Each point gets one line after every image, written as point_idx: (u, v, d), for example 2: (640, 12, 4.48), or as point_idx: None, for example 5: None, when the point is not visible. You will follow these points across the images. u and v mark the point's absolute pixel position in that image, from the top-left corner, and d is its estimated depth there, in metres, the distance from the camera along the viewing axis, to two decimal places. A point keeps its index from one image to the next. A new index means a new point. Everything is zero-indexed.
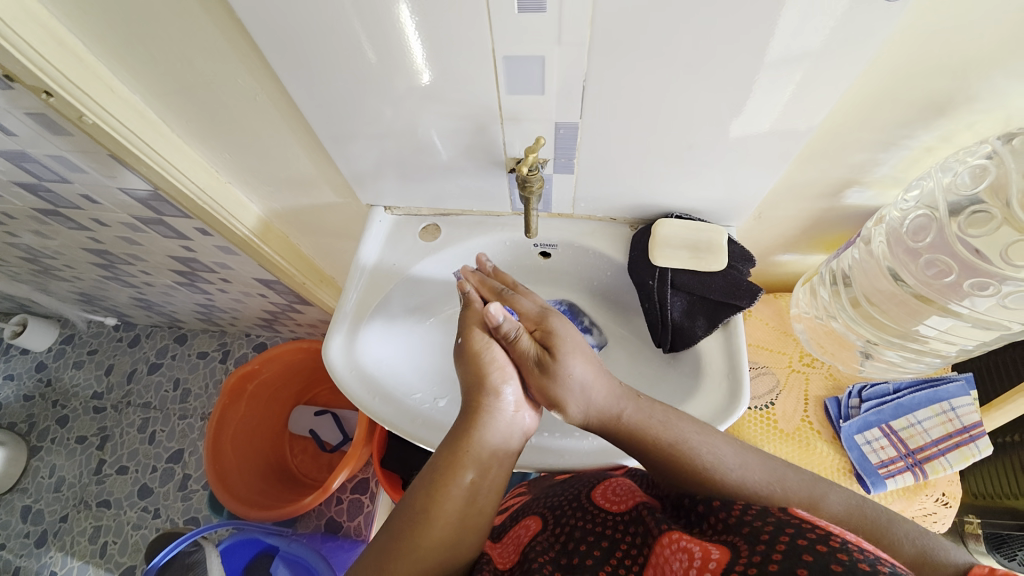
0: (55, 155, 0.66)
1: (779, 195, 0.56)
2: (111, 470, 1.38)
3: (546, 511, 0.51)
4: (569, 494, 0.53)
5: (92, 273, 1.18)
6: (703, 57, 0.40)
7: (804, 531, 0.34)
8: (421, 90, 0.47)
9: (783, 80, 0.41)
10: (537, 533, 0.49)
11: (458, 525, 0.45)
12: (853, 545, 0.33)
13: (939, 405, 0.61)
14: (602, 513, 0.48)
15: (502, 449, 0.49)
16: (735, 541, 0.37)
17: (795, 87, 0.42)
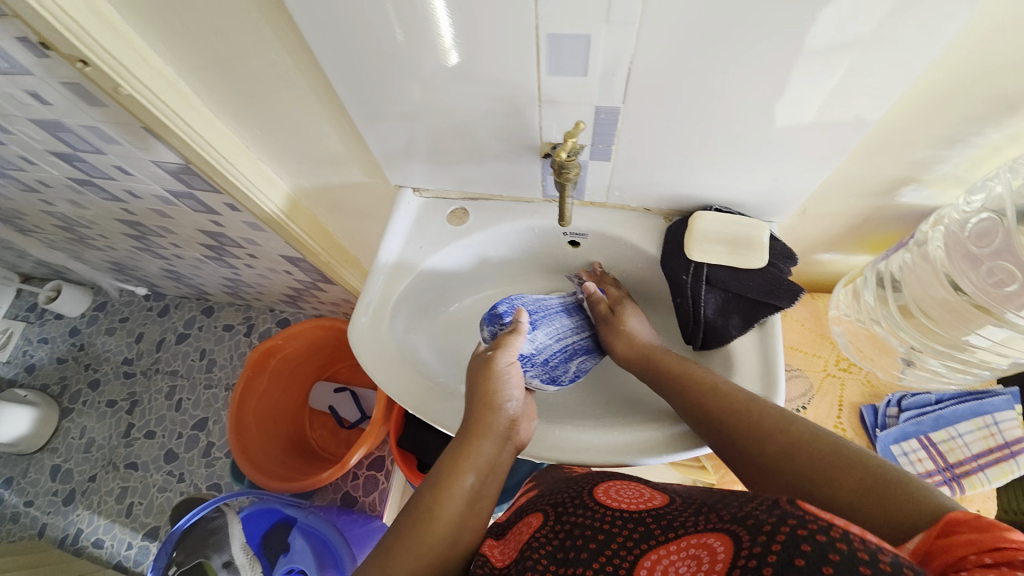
0: (90, 126, 0.66)
1: (828, 191, 0.53)
2: (139, 434, 1.44)
3: (549, 507, 0.50)
4: (571, 492, 0.51)
5: (125, 243, 1.21)
6: (759, 40, 0.37)
7: (804, 520, 0.33)
8: (457, 69, 0.45)
9: (846, 67, 0.38)
10: (537, 529, 0.47)
11: (459, 522, 0.47)
12: (855, 536, 0.31)
13: (982, 419, 0.58)
14: (601, 510, 0.46)
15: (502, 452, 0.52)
16: (737, 531, 0.36)
17: (856, 74, 0.38)
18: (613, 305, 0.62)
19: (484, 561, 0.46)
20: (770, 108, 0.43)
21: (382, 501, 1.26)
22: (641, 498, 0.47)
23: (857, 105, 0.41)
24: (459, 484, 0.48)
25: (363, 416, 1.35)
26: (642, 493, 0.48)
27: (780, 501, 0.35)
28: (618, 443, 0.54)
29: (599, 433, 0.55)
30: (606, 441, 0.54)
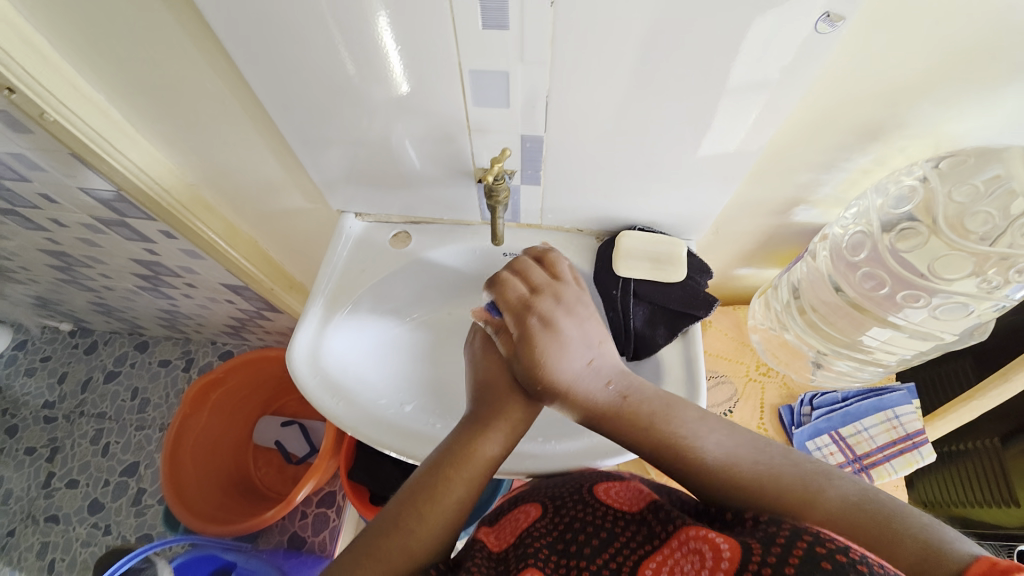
0: (13, 152, 0.64)
1: (736, 212, 0.59)
2: (59, 484, 1.31)
3: (547, 500, 0.52)
4: (569, 486, 0.52)
5: (48, 276, 1.14)
6: (660, 79, 0.43)
7: (821, 539, 0.35)
8: (394, 100, 0.48)
9: (752, 101, 0.43)
10: (536, 520, 0.50)
11: (472, 489, 0.48)
12: (872, 560, 0.33)
13: (884, 413, 0.64)
14: (600, 507, 0.49)
15: (525, 412, 0.52)
16: (748, 540, 0.37)
17: (743, 106, 0.44)
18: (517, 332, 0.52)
19: (481, 548, 0.48)
20: (676, 137, 0.48)
21: (333, 539, 1.20)
22: (639, 498, 0.50)
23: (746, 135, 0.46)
24: (474, 454, 0.49)
25: (312, 450, 1.30)
26: (641, 493, 0.51)
27: (791, 520, 0.37)
28: (552, 451, 0.56)
29: (537, 444, 0.57)
30: (543, 449, 0.56)
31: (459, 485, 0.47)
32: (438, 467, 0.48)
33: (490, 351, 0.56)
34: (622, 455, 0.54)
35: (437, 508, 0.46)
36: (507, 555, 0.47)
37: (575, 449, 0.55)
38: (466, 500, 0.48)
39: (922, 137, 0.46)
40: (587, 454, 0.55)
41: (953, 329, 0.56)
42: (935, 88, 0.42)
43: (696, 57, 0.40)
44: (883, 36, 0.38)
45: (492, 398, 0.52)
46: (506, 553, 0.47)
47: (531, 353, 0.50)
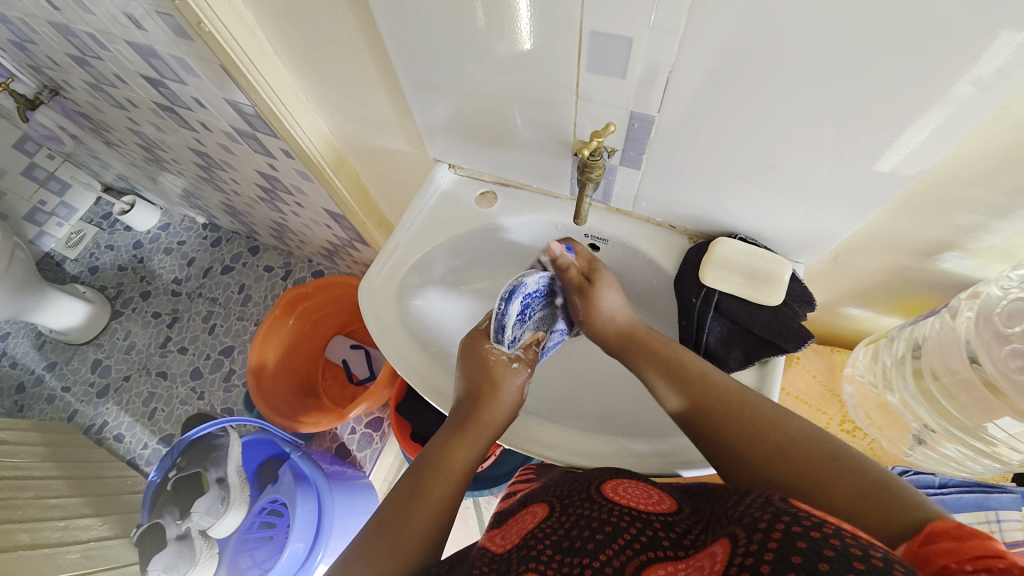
0: (177, 56, 0.72)
1: (864, 242, 0.50)
2: (174, 347, 1.56)
3: (553, 498, 0.51)
4: (578, 483, 0.51)
5: (192, 172, 1.31)
6: (809, 71, 0.36)
7: (799, 518, 0.34)
8: (506, 56, 0.46)
9: (908, 118, 0.36)
10: (542, 520, 0.49)
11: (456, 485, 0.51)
12: (847, 532, 0.32)
13: (984, 513, 0.56)
14: (607, 505, 0.47)
15: (504, 412, 0.55)
16: (735, 531, 0.36)
17: (907, 113, 0.36)
18: (587, 272, 0.59)
19: (484, 553, 0.48)
20: (812, 142, 0.41)
21: (372, 460, 1.32)
22: (648, 501, 0.48)
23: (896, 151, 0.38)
24: (451, 457, 0.52)
25: (371, 376, 1.41)
26: (649, 496, 0.49)
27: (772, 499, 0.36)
28: (588, 445, 0.56)
29: (573, 434, 0.57)
30: (581, 440, 0.56)
31: (440, 485, 0.50)
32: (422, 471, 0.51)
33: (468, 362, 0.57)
34: (665, 470, 0.53)
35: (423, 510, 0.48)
36: (509, 555, 0.46)
37: (611, 452, 0.55)
38: (450, 498, 0.50)
39: None
40: (627, 459, 0.54)
41: None
42: None
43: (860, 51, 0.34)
44: None
45: (470, 405, 0.54)
46: (507, 553, 0.47)
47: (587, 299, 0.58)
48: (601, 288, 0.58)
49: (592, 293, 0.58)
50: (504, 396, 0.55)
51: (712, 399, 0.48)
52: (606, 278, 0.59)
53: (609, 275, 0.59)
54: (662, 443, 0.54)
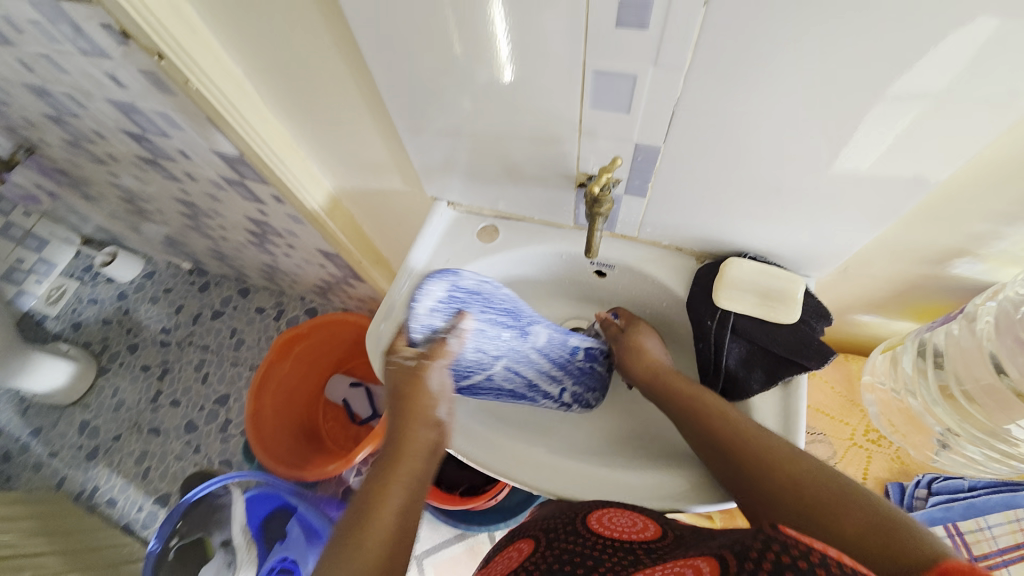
0: (160, 111, 0.71)
1: (874, 253, 0.50)
2: (165, 401, 1.51)
3: (540, 533, 0.47)
4: (565, 516, 0.47)
5: (177, 220, 1.28)
6: (814, 96, 0.36)
7: (789, 548, 0.31)
8: (504, 95, 0.46)
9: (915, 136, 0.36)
10: (527, 556, 0.44)
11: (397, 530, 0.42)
12: (832, 561, 0.31)
13: (1015, 512, 0.54)
14: (593, 537, 0.43)
15: (439, 428, 0.51)
16: (724, 554, 0.34)
17: (909, 123, 0.36)
18: (625, 327, 0.62)
19: None
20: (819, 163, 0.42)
21: None
22: (634, 528, 0.44)
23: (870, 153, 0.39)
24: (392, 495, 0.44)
25: (375, 413, 1.38)
26: (634, 521, 0.45)
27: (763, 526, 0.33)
28: (613, 480, 0.53)
29: (598, 470, 0.54)
30: (606, 476, 0.54)
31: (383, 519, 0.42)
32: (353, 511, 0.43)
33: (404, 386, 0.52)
34: (699, 501, 0.51)
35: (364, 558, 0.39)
36: None
37: (642, 486, 0.52)
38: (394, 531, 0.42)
39: None
40: (660, 494, 0.52)
41: None
42: None
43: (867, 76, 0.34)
44: None
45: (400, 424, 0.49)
46: None
47: (628, 345, 0.59)
48: (636, 334, 0.60)
49: (624, 338, 0.60)
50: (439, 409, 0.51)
51: (730, 439, 0.47)
52: (642, 326, 0.61)
53: (647, 326, 0.62)
54: (693, 472, 0.52)
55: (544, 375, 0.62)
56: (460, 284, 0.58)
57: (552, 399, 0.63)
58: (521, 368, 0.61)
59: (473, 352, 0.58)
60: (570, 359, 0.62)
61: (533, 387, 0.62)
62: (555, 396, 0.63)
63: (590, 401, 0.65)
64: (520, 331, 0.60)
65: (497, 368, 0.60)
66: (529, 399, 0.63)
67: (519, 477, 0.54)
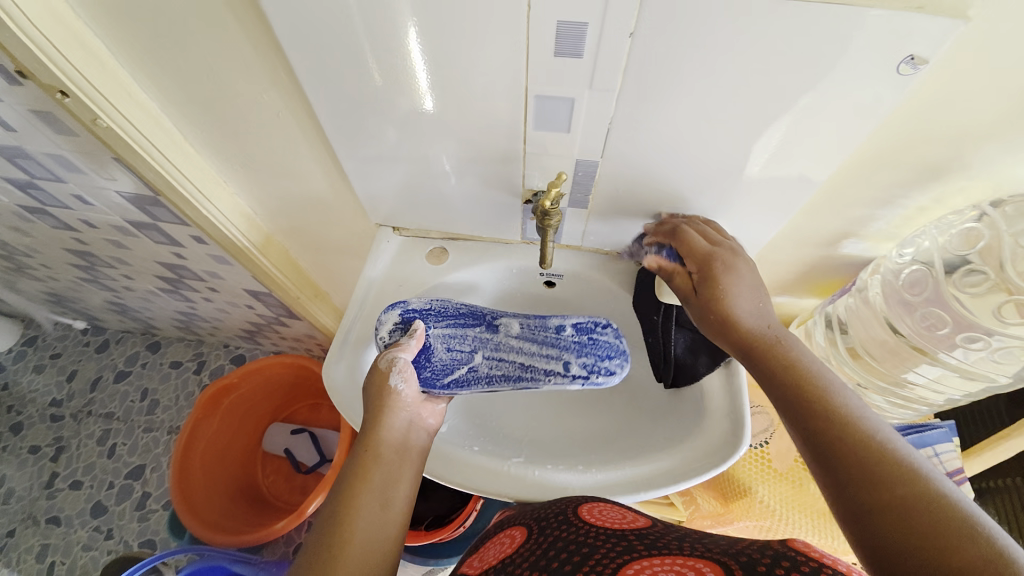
0: (53, 153, 0.64)
1: (782, 241, 0.58)
2: (64, 484, 1.29)
3: (532, 521, 0.48)
4: (555, 506, 0.49)
5: (69, 273, 1.13)
6: (726, 114, 0.42)
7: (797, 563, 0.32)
8: (448, 119, 0.48)
9: (806, 141, 0.43)
10: (520, 545, 0.46)
11: (371, 552, 0.45)
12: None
13: (925, 451, 0.62)
14: (585, 527, 0.44)
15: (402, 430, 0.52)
16: (728, 564, 0.35)
17: (787, 131, 0.43)
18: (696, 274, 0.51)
19: None
20: (734, 168, 0.48)
21: None
22: (624, 520, 0.46)
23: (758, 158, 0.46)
24: (361, 518, 0.46)
25: (323, 459, 1.29)
26: (625, 517, 0.47)
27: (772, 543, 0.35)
28: (596, 482, 0.53)
29: (579, 472, 0.54)
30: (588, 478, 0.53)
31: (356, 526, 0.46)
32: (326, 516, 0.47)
33: (374, 396, 0.52)
34: (669, 484, 0.51)
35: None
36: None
37: (616, 480, 0.53)
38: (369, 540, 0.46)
39: (982, 180, 0.45)
40: (631, 484, 0.52)
41: (1008, 372, 0.56)
42: (1005, 134, 0.41)
43: (765, 96, 0.40)
44: (970, 73, 0.37)
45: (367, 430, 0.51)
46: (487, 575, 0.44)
47: (712, 286, 0.50)
48: (713, 291, 0.50)
49: (698, 301, 0.51)
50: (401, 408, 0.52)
51: (827, 425, 0.43)
52: (717, 276, 0.50)
53: (724, 270, 0.50)
54: (662, 458, 0.53)
55: (535, 352, 0.57)
56: (410, 307, 0.58)
57: (561, 376, 0.55)
58: (505, 354, 0.58)
59: (445, 353, 0.57)
60: (559, 335, 0.58)
61: (529, 367, 0.57)
62: (561, 371, 0.55)
63: (612, 365, 0.55)
64: (487, 324, 0.60)
65: (477, 360, 0.58)
66: (530, 380, 0.56)
67: (494, 490, 0.52)
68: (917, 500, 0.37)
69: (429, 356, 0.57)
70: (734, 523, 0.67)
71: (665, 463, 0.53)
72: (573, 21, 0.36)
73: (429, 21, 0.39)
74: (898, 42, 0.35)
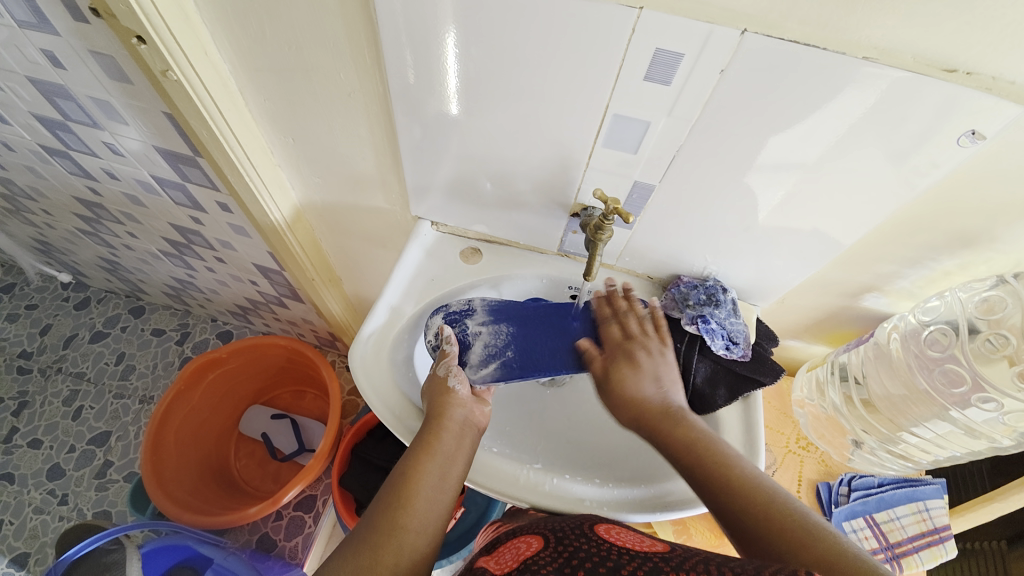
0: (99, 98, 0.63)
1: (807, 288, 0.61)
2: (22, 441, 1.23)
3: (548, 531, 0.49)
4: (571, 521, 0.51)
5: (68, 223, 1.10)
6: (772, 161, 0.45)
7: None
8: (519, 125, 0.49)
9: (859, 198, 0.46)
10: (539, 550, 0.46)
11: (430, 513, 0.48)
12: None
13: (916, 504, 0.66)
14: (604, 543, 0.46)
15: (456, 430, 0.52)
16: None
17: (792, 189, 0.47)
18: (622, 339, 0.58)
19: None
20: (788, 212, 0.50)
21: (305, 547, 1.14)
22: (643, 542, 0.48)
23: (810, 205, 0.48)
24: (422, 480, 0.49)
25: (301, 448, 1.25)
26: (641, 538, 0.49)
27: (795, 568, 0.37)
28: (615, 497, 0.54)
29: (596, 486, 0.55)
30: (607, 493, 0.55)
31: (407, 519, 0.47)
32: (382, 499, 0.48)
33: (433, 382, 0.55)
34: (685, 509, 0.53)
35: (401, 540, 0.45)
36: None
37: (635, 497, 0.54)
38: (417, 533, 0.46)
39: (1007, 254, 0.49)
40: (645, 504, 0.54)
41: (1012, 436, 0.59)
42: None
43: (832, 150, 0.43)
44: (1017, 155, 0.41)
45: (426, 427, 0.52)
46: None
47: (625, 369, 0.56)
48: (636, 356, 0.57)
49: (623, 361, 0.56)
50: (461, 409, 0.53)
51: (712, 482, 0.48)
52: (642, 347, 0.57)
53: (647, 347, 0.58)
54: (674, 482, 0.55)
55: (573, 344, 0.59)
56: (450, 310, 0.60)
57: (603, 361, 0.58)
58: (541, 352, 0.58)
59: (482, 351, 0.58)
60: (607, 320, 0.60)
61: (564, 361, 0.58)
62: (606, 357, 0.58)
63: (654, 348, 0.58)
64: (520, 322, 0.60)
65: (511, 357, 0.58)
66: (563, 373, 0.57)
67: (516, 494, 0.54)
68: (795, 534, 0.43)
69: (472, 352, 0.58)
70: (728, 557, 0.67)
71: (680, 487, 0.54)
72: (672, 50, 0.38)
73: (529, 29, 0.40)
74: (963, 116, 0.38)
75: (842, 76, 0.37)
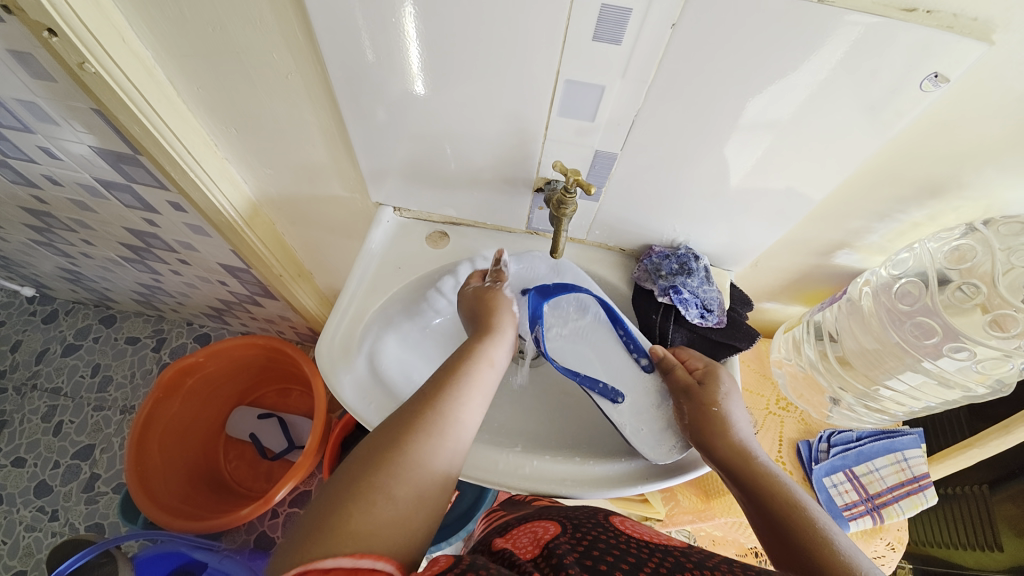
0: (23, 99, 0.58)
1: (779, 248, 0.61)
2: (4, 461, 1.20)
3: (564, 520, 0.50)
4: (585, 514, 0.52)
5: (20, 235, 1.04)
6: (744, 119, 0.43)
7: None
8: (471, 99, 0.46)
9: (826, 154, 0.45)
10: (558, 535, 0.47)
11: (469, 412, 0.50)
12: None
13: (894, 455, 0.68)
14: (625, 535, 0.47)
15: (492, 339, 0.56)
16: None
17: (766, 151, 0.46)
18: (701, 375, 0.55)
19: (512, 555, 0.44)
20: (761, 172, 0.48)
21: None
22: (659, 535, 0.48)
23: (779, 163, 0.46)
24: (438, 424, 0.46)
25: (291, 445, 1.24)
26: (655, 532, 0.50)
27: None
28: (593, 474, 0.53)
29: (576, 464, 0.54)
30: (584, 470, 0.54)
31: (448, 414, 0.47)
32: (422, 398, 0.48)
33: (478, 325, 0.57)
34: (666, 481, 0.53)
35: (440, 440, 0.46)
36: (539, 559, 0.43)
37: (614, 474, 0.54)
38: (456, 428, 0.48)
39: (977, 200, 0.49)
40: (625, 478, 0.53)
41: (985, 382, 0.59)
42: (1002, 156, 0.44)
43: (803, 103, 0.41)
44: (980, 97, 0.40)
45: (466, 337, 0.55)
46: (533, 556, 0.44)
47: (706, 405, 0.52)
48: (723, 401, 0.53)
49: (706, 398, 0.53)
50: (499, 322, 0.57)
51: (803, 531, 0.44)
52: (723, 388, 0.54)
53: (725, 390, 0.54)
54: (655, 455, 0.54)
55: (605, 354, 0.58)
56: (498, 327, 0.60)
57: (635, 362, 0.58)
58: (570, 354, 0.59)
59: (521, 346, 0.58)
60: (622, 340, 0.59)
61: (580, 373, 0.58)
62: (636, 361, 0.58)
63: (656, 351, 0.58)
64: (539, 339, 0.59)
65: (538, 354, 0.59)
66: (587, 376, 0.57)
67: (497, 479, 0.53)
68: None
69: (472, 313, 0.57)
70: (715, 519, 0.69)
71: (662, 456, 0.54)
72: (618, 6, 0.36)
73: None
74: (924, 59, 0.36)
75: (803, 23, 0.35)
